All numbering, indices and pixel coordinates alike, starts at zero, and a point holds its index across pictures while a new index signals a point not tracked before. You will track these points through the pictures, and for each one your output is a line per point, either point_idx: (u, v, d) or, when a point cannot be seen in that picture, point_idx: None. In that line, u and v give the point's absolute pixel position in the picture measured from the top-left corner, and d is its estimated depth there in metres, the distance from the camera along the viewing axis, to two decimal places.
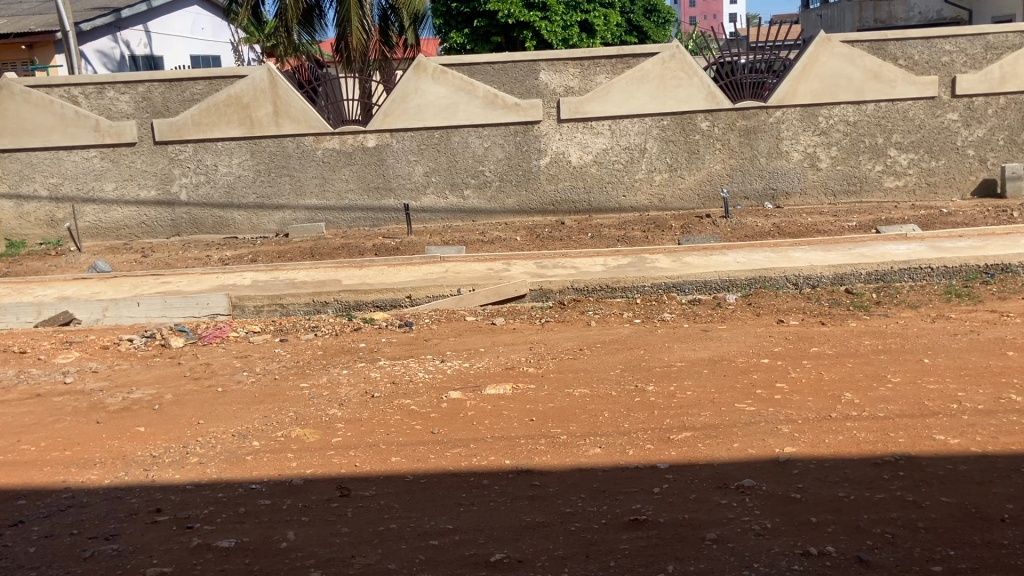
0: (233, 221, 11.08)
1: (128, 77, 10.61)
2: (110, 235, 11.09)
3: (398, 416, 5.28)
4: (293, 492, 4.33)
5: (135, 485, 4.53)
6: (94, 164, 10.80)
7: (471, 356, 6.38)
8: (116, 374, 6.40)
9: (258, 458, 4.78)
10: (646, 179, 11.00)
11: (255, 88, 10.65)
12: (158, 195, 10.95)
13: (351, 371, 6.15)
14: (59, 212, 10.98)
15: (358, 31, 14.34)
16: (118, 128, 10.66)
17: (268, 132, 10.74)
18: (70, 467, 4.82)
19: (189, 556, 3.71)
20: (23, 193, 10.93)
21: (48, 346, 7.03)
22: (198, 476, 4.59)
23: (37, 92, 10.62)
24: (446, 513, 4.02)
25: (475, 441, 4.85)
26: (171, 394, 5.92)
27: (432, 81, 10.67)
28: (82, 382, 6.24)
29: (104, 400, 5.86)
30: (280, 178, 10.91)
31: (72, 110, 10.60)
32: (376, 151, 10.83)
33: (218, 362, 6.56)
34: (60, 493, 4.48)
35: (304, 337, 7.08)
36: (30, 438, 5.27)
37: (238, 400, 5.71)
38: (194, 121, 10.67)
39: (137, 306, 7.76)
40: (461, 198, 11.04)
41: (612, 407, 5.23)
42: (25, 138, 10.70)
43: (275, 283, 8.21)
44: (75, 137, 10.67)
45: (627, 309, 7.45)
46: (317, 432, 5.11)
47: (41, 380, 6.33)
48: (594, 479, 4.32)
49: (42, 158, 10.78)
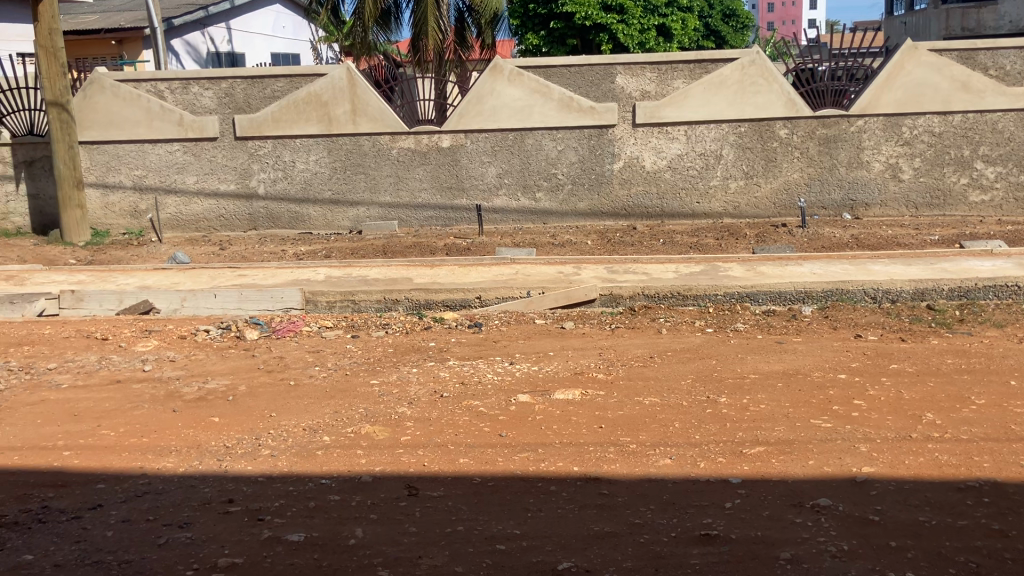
0: (308, 217, 11.23)
1: (213, 73, 10.88)
2: (190, 227, 11.32)
3: (466, 418, 5.27)
4: (363, 489, 4.35)
5: (209, 474, 4.62)
6: (177, 157, 11.07)
7: (540, 360, 6.35)
8: (192, 364, 6.54)
9: (328, 453, 4.83)
10: (722, 186, 10.83)
11: (334, 86, 10.79)
12: (236, 189, 11.16)
13: (420, 370, 6.18)
14: (142, 203, 11.26)
15: (434, 32, 14.51)
16: (201, 123, 10.91)
17: (345, 130, 10.87)
18: (147, 454, 4.92)
19: (259, 548, 3.76)
20: (109, 183, 11.24)
21: (128, 333, 7.25)
22: (269, 469, 4.65)
23: (125, 86, 10.95)
24: (514, 518, 3.99)
25: (543, 446, 4.82)
26: (245, 385, 6.02)
27: (507, 83, 10.67)
28: (160, 370, 6.40)
29: (181, 389, 6.00)
30: (355, 176, 11.03)
31: (158, 104, 10.91)
32: (450, 152, 10.89)
33: (292, 356, 6.64)
34: (137, 479, 4.58)
35: (375, 335, 7.13)
36: (110, 423, 5.42)
37: (310, 395, 5.77)
38: (273, 118, 10.86)
39: (214, 298, 7.92)
40: (533, 200, 11.00)
41: (683, 418, 5.15)
42: (113, 131, 11.03)
43: (348, 280, 8.30)
44: (159, 131, 10.97)
45: (699, 318, 7.33)
46: (386, 430, 5.13)
47: (121, 367, 6.51)
48: (663, 490, 4.24)
49: (129, 151, 11.10)
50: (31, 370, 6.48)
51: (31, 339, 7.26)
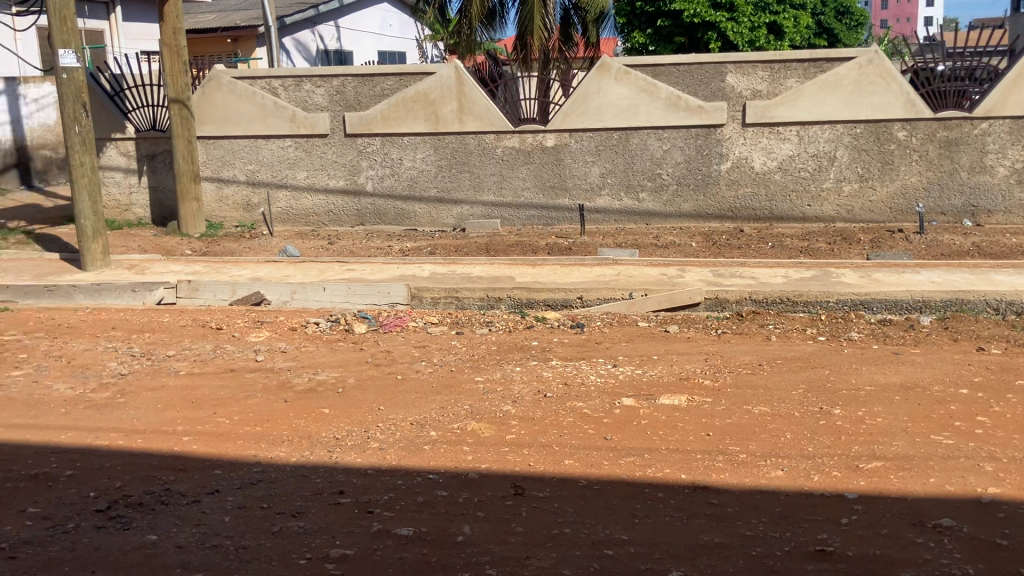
0: (413, 214, 11.38)
1: (325, 71, 11.12)
2: (300, 221, 11.61)
3: (570, 419, 5.24)
4: (470, 486, 4.37)
5: (320, 465, 4.72)
6: (289, 153, 11.37)
7: (644, 364, 6.27)
8: (303, 355, 6.71)
9: (434, 449, 4.87)
10: (833, 189, 10.51)
11: (442, 84, 10.90)
12: (345, 185, 11.39)
13: (524, 369, 6.18)
14: (254, 197, 11.62)
15: (539, 30, 14.52)
16: (313, 120, 11.18)
17: (452, 128, 10.97)
18: (261, 442, 5.07)
19: (369, 540, 3.82)
20: (224, 177, 11.63)
21: (242, 324, 7.51)
22: (377, 462, 4.72)
23: (242, 83, 11.30)
24: (621, 523, 3.95)
25: (650, 452, 4.75)
26: (353, 378, 6.14)
27: (614, 81, 10.59)
28: (272, 361, 6.59)
29: (292, 379, 6.16)
30: (460, 174, 11.13)
31: (272, 101, 11.23)
32: (555, 150, 10.87)
33: (398, 350, 6.74)
34: (251, 466, 4.72)
35: (479, 332, 7.17)
36: (225, 410, 5.61)
37: (416, 390, 5.84)
38: (382, 116, 11.03)
39: (322, 291, 8.11)
40: (637, 201, 10.89)
41: (794, 428, 5.01)
42: (229, 127, 11.40)
43: (452, 277, 8.38)
44: (273, 127, 11.29)
45: (809, 325, 7.12)
46: (491, 428, 5.15)
47: (236, 356, 6.73)
48: (775, 503, 4.13)
49: (244, 147, 11.46)
50: (152, 356, 6.78)
51: (152, 326, 7.60)
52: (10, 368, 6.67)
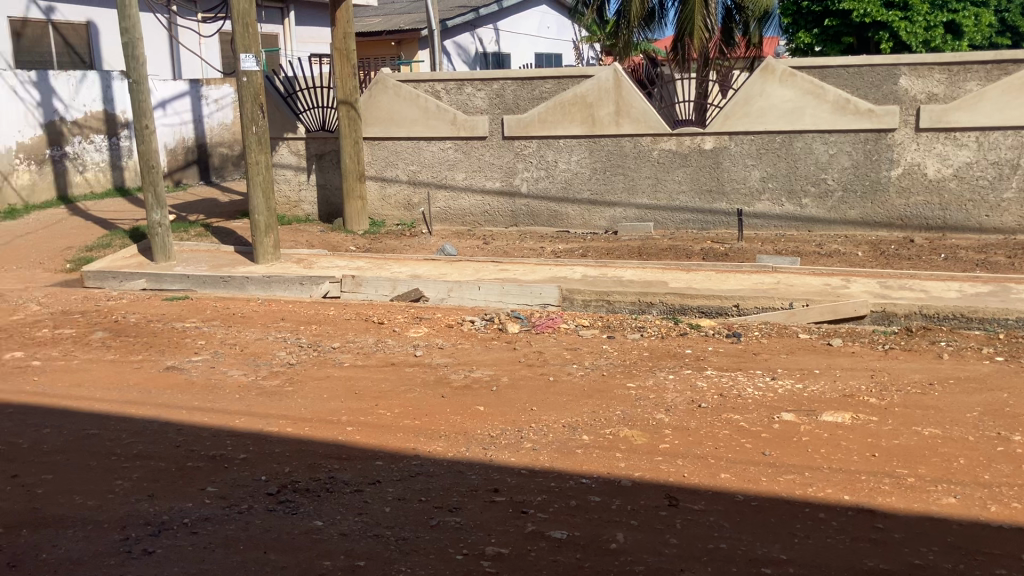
0: (567, 215, 11.43)
1: (486, 75, 11.33)
2: (456, 221, 11.88)
3: (725, 431, 5.14)
4: (624, 493, 4.37)
5: (476, 462, 4.84)
6: (448, 155, 11.65)
7: (805, 378, 6.07)
8: (459, 352, 6.87)
9: (588, 453, 4.89)
10: (1016, 199, 9.85)
11: (600, 87, 10.88)
12: (501, 187, 11.56)
13: (678, 377, 6.10)
14: (414, 197, 11.97)
15: (700, 30, 14.28)
16: (472, 123, 11.41)
17: (609, 131, 10.96)
18: (419, 436, 5.24)
19: (524, 541, 3.89)
20: (386, 177, 12.05)
21: (401, 319, 7.77)
22: (531, 463, 4.79)
23: (406, 86, 11.66)
24: (780, 542, 3.85)
25: (811, 470, 4.60)
26: (507, 377, 6.24)
27: (778, 84, 10.28)
28: (430, 356, 6.78)
29: (449, 375, 6.32)
30: (616, 177, 11.09)
31: (434, 104, 11.54)
32: (713, 154, 10.67)
33: (551, 352, 6.79)
34: (410, 460, 4.90)
35: (632, 337, 7.13)
36: (386, 403, 5.82)
37: (569, 392, 5.88)
38: (540, 118, 11.14)
39: (477, 290, 8.28)
40: (798, 207, 10.55)
41: (969, 454, 4.73)
42: (393, 128, 11.81)
43: (605, 280, 8.37)
44: (434, 129, 11.60)
45: (986, 345, 6.70)
46: (645, 435, 5.11)
47: (395, 350, 6.97)
48: (947, 532, 3.92)
49: (405, 148, 11.83)
50: (318, 348, 7.12)
51: (318, 319, 7.98)
52: (191, 353, 7.16)
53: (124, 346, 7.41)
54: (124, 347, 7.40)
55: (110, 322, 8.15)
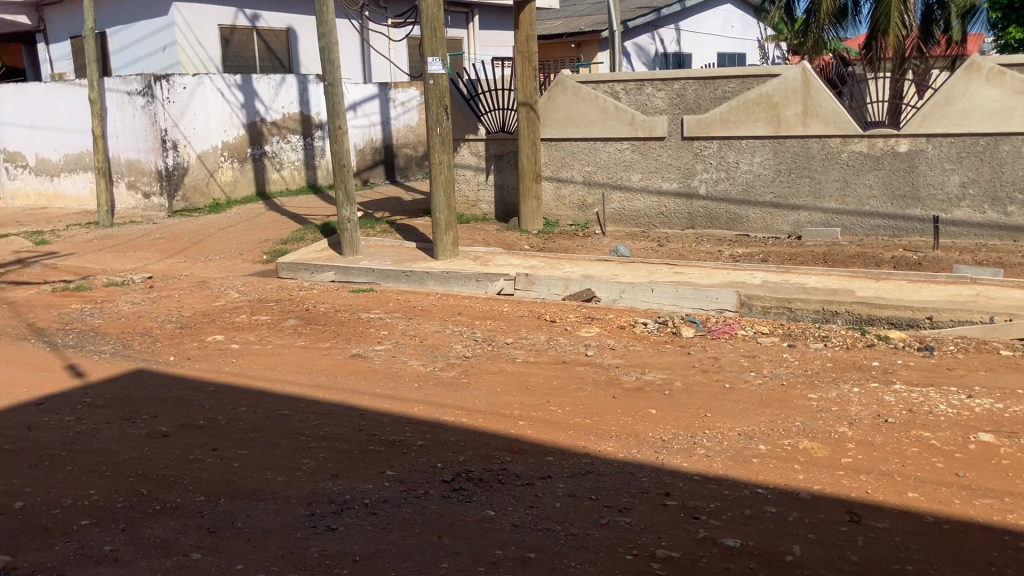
0: (747, 219, 11.11)
1: (667, 75, 11.19)
2: (631, 222, 11.79)
3: (915, 449, 4.86)
4: (802, 506, 4.22)
5: (646, 464, 4.81)
6: (625, 156, 11.60)
7: (1006, 398, 5.62)
8: (631, 354, 6.83)
9: (763, 463, 4.75)
10: None
11: (787, 87, 10.51)
12: (678, 188, 11.39)
13: (863, 391, 5.81)
14: (589, 198, 12.00)
15: (896, 27, 13.55)
16: (651, 123, 11.32)
17: (794, 132, 10.59)
18: (590, 435, 5.26)
19: (695, 546, 3.84)
20: (562, 177, 12.14)
21: (573, 319, 7.82)
22: (704, 469, 4.71)
23: (585, 87, 11.71)
24: (974, 570, 3.60)
25: (1010, 496, 4.27)
26: (680, 382, 6.14)
27: (985, 83, 9.58)
28: (602, 356, 6.78)
29: (620, 376, 6.30)
30: (800, 179, 10.69)
31: (613, 104, 11.53)
32: (908, 157, 10.09)
33: (726, 358, 6.63)
34: (581, 458, 4.93)
35: (813, 347, 6.85)
36: (557, 401, 5.87)
37: (745, 400, 5.72)
38: (721, 119, 10.91)
39: (651, 292, 8.22)
40: (1003, 214, 9.81)
41: None
42: (571, 129, 11.89)
43: (786, 286, 8.10)
44: (612, 129, 11.59)
45: None
46: (825, 448, 4.91)
47: (568, 349, 7.01)
48: None
49: (583, 148, 11.89)
50: (492, 343, 7.27)
51: (493, 314, 8.15)
52: (373, 342, 7.48)
53: (313, 333, 7.84)
54: (313, 334, 7.83)
55: (300, 311, 8.64)
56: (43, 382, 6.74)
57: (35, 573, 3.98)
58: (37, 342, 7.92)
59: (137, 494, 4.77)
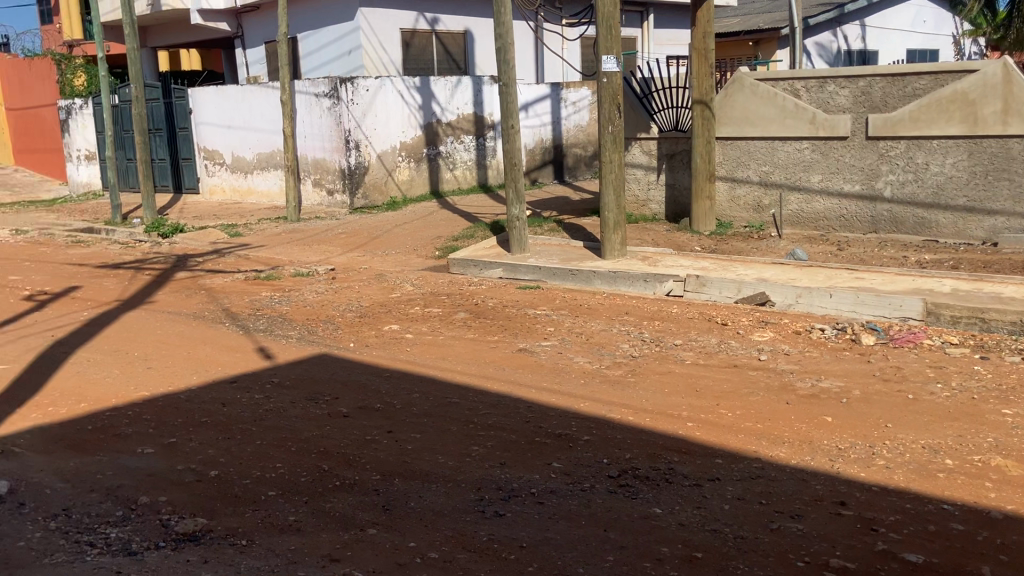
0: (936, 223, 10.40)
1: (852, 72, 10.72)
2: (809, 225, 11.35)
3: None
4: (992, 526, 3.96)
5: (821, 472, 4.65)
6: (805, 155, 11.22)
7: None
8: (807, 360, 6.60)
9: (950, 478, 4.49)
10: None
11: (985, 82, 9.72)
12: (861, 190, 10.86)
13: None
14: (766, 198, 11.67)
15: None
16: (834, 122, 10.88)
17: (992, 132, 9.81)
18: (761, 440, 5.13)
19: (873, 559, 3.69)
20: (737, 177, 11.88)
21: (745, 322, 7.65)
22: (883, 480, 4.50)
23: (764, 84, 11.45)
24: None
25: None
26: (859, 390, 5.88)
27: None
28: (774, 361, 6.60)
29: (794, 382, 6.10)
30: (999, 182, 9.88)
31: (793, 102, 11.19)
32: None
33: (910, 368, 6.30)
34: (751, 462, 4.83)
35: (1009, 360, 6.40)
36: (727, 404, 5.75)
37: (930, 412, 5.42)
38: (911, 117, 10.31)
39: (829, 297, 7.92)
40: None
41: None
42: (748, 128, 11.64)
43: (979, 295, 7.60)
44: (791, 129, 11.24)
45: None
46: (1020, 467, 4.58)
47: (739, 353, 6.86)
48: None
49: (760, 148, 11.60)
50: (660, 343, 7.21)
51: (662, 315, 8.08)
52: (541, 338, 7.58)
53: (483, 327, 8.03)
54: (482, 328, 8.01)
55: (471, 305, 8.87)
56: (235, 362, 7.23)
57: (228, 536, 4.29)
58: (231, 325, 8.50)
59: (319, 469, 5.04)
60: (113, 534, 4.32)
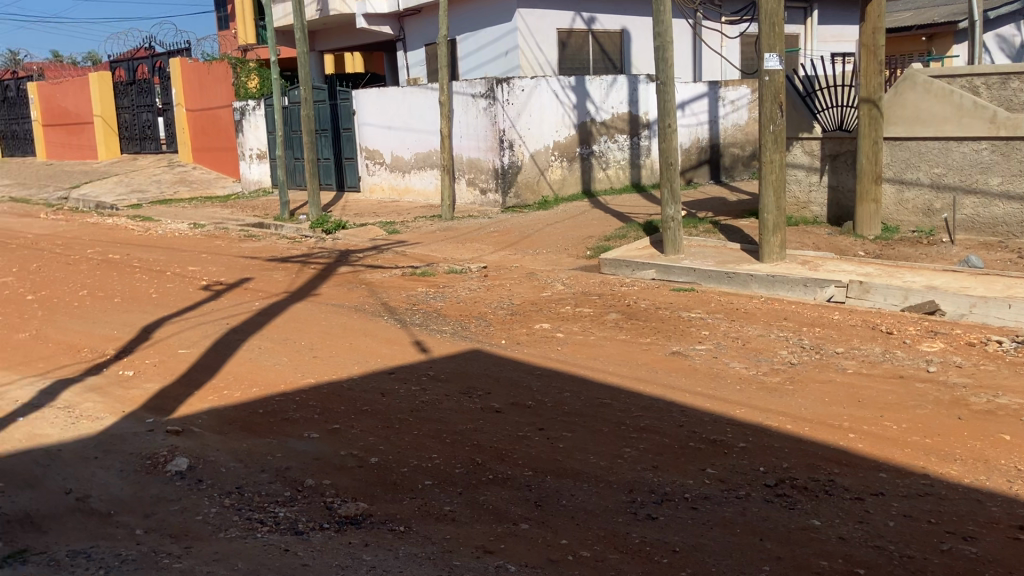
0: None
1: None
2: (986, 231, 10.64)
3: None
4: None
5: (997, 493, 4.38)
6: (982, 157, 10.53)
7: None
8: (981, 374, 6.21)
9: None
10: None
11: None
12: None
13: None
14: (938, 202, 11.03)
15: None
16: (1016, 120, 10.15)
17: None
18: (931, 456, 4.88)
19: None
20: (906, 179, 11.30)
21: (914, 332, 7.28)
22: None
23: (938, 82, 10.84)
24: None
25: None
26: None
27: None
28: (945, 374, 6.24)
29: (967, 397, 5.76)
30: None
31: (971, 100, 10.56)
32: None
33: None
34: (919, 478, 4.60)
35: None
36: (893, 416, 5.49)
37: None
38: None
39: (1007, 308, 7.46)
40: None
41: None
42: (920, 128, 11.05)
43: None
44: (968, 128, 10.60)
45: None
46: None
47: (906, 363, 6.54)
48: None
49: (933, 148, 10.98)
50: (820, 351, 6.95)
51: (822, 322, 7.79)
52: (695, 341, 7.46)
53: (635, 328, 7.97)
54: (635, 329, 7.96)
55: (622, 306, 8.83)
56: (393, 355, 7.48)
57: (387, 521, 4.44)
58: (389, 319, 8.79)
59: (473, 462, 5.15)
60: (282, 514, 4.56)
